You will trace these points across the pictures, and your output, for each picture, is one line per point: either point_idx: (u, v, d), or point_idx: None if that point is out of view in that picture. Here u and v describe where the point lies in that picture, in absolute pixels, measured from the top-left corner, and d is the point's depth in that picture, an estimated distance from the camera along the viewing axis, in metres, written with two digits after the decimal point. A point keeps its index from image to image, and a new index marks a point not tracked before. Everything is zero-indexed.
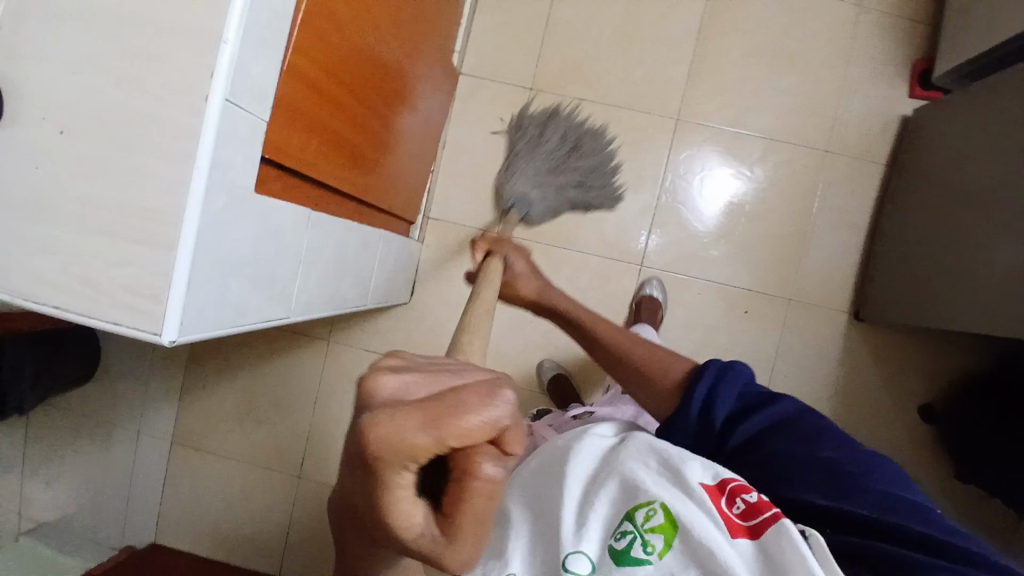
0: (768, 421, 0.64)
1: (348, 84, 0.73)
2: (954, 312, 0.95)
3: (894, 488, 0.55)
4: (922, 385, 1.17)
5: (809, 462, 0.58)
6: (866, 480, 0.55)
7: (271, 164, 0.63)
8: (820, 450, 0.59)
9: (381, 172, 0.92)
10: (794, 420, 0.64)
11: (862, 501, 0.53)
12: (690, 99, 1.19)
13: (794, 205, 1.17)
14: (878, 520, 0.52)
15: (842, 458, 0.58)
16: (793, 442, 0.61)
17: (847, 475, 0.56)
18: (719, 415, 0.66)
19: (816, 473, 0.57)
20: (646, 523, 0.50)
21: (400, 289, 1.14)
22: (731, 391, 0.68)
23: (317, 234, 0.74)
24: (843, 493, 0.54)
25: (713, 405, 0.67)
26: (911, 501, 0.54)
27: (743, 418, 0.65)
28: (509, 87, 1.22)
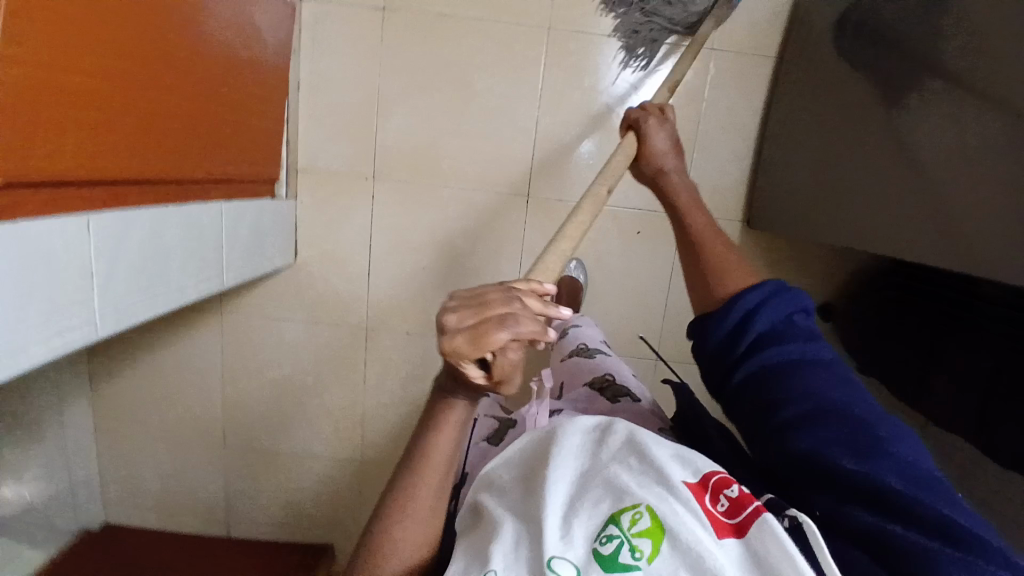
0: (805, 354, 0.58)
1: (112, 67, 0.63)
2: (844, 222, 0.92)
3: (917, 460, 0.48)
4: (821, 286, 1.16)
5: (838, 412, 0.51)
6: (894, 445, 0.48)
7: (16, 189, 0.55)
8: (856, 399, 0.52)
9: (202, 137, 0.83)
10: (837, 362, 0.57)
11: (883, 469, 0.46)
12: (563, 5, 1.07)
13: (682, 113, 1.10)
14: (900, 490, 0.45)
15: (872, 415, 0.51)
16: (831, 381, 0.54)
17: (873, 435, 0.49)
18: (759, 330, 0.61)
19: (841, 428, 0.50)
20: (632, 527, 0.41)
21: (274, 253, 1.09)
22: (777, 309, 0.63)
23: (114, 240, 0.68)
24: (864, 455, 0.47)
25: (751, 322, 0.62)
26: (939, 481, 0.47)
27: (779, 344, 0.59)
28: (361, 11, 1.08)
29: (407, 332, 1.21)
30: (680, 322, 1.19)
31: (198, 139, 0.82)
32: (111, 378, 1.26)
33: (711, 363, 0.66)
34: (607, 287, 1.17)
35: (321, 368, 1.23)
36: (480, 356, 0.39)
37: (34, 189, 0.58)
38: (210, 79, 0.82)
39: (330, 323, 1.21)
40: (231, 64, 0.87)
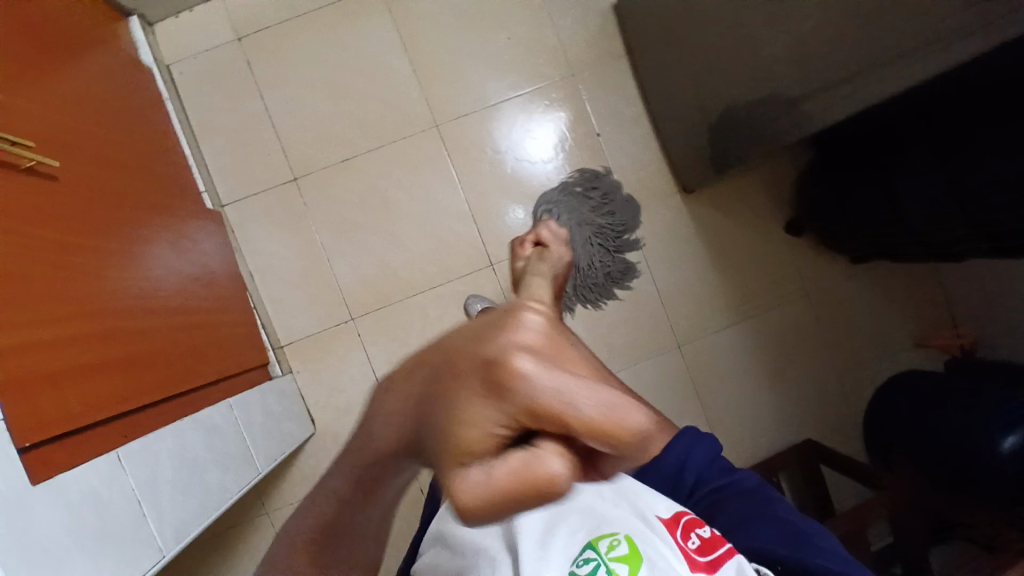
0: (733, 484, 0.68)
1: (80, 311, 0.69)
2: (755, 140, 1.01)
3: (837, 547, 0.60)
4: (774, 208, 1.22)
5: (773, 519, 0.62)
6: (816, 539, 0.60)
7: (43, 444, 0.58)
8: (783, 512, 0.64)
9: (186, 351, 0.87)
10: (757, 484, 0.68)
11: (818, 557, 0.57)
12: (435, 100, 1.18)
13: (578, 132, 1.21)
14: (835, 567, 0.56)
15: (795, 522, 0.62)
16: (756, 505, 0.65)
17: (802, 532, 0.61)
18: (691, 474, 0.68)
19: (779, 530, 0.61)
20: (610, 552, 0.53)
21: (293, 428, 1.09)
22: (702, 450, 0.71)
23: (148, 457, 0.70)
24: (799, 545, 0.59)
25: (685, 467, 0.68)
26: (858, 564, 0.58)
27: (709, 478, 0.69)
28: (273, 189, 1.17)
29: None
30: (680, 302, 1.22)
31: (184, 355, 0.86)
32: None
33: None
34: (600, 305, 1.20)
35: None
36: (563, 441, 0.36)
37: (59, 441, 0.61)
38: (172, 299, 0.88)
39: None
40: (184, 277, 0.93)
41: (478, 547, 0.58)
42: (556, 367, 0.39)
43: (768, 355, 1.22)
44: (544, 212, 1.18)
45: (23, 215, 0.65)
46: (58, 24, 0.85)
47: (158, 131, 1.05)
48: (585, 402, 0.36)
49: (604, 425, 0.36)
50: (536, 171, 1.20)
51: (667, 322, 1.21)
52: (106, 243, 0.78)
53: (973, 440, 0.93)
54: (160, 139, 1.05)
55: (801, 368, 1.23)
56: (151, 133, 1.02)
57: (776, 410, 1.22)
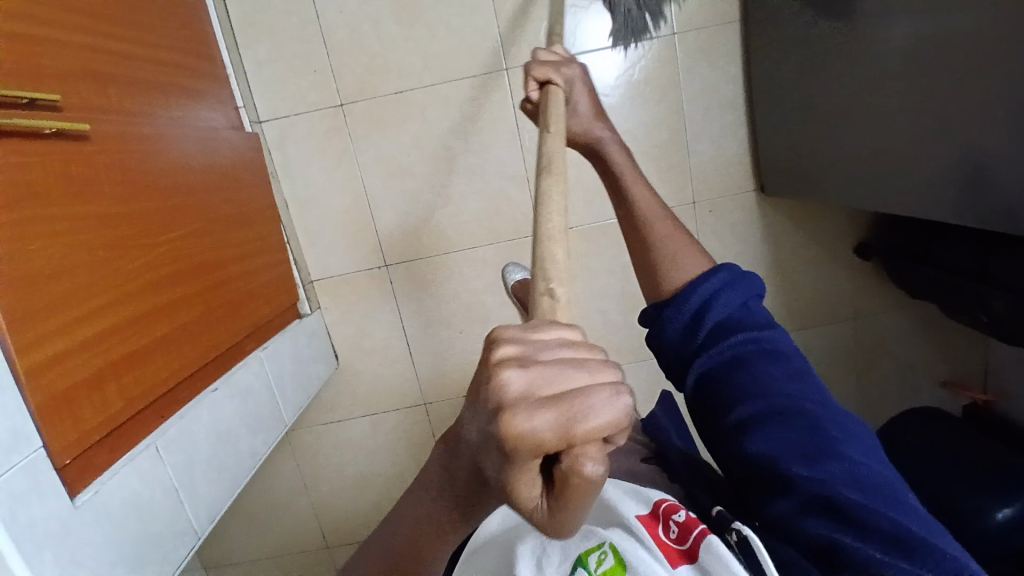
0: (758, 345, 0.57)
1: (118, 293, 0.65)
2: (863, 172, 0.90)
3: (874, 465, 0.49)
4: (850, 226, 1.13)
5: (795, 412, 0.51)
6: (847, 452, 0.48)
7: (82, 452, 0.58)
8: (815, 401, 0.52)
9: (222, 309, 0.85)
10: (792, 353, 0.57)
11: (836, 475, 0.47)
12: (510, 40, 1.04)
13: (663, 105, 1.07)
14: (859, 498, 0.45)
15: (825, 417, 0.51)
16: (787, 381, 0.54)
17: (831, 441, 0.49)
18: (712, 326, 0.60)
19: (802, 432, 0.49)
20: (599, 567, 0.53)
21: (318, 368, 1.10)
22: (732, 302, 0.61)
23: (184, 443, 0.71)
24: (817, 459, 0.48)
25: (706, 318, 0.60)
26: (885, 484, 0.47)
27: (733, 335, 0.58)
28: (318, 114, 1.07)
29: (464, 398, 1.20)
30: None
31: (220, 314, 0.84)
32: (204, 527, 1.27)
33: (665, 354, 0.63)
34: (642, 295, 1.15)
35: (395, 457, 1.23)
36: (569, 453, 0.29)
37: (98, 443, 0.61)
38: (206, 253, 0.83)
39: (389, 411, 1.20)
40: (218, 225, 0.88)
41: None
42: (542, 394, 0.29)
43: None
44: None
45: (63, 195, 0.59)
46: None
47: (192, 35, 0.93)
48: (589, 418, 0.28)
49: (610, 423, 0.28)
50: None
51: None
52: (145, 204, 0.72)
53: (965, 509, 0.93)
54: (196, 45, 0.94)
55: None
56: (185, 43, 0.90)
57: None
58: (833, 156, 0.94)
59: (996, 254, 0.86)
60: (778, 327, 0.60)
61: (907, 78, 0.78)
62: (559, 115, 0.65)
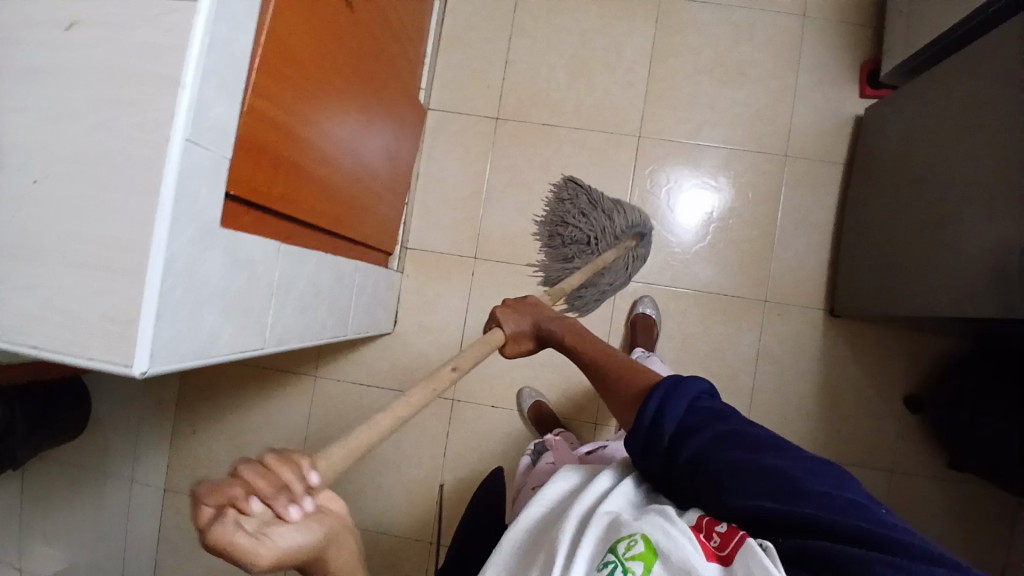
0: (710, 428, 0.61)
1: (310, 121, 0.78)
2: (929, 300, 0.97)
3: (839, 486, 0.53)
4: (906, 375, 1.18)
5: (758, 465, 0.55)
6: (808, 480, 0.53)
7: (239, 201, 0.66)
8: (775, 449, 0.57)
9: (347, 202, 0.95)
10: (743, 422, 0.62)
11: (809, 504, 0.51)
12: (651, 116, 1.24)
13: (760, 208, 1.21)
14: (823, 518, 0.50)
15: (786, 461, 0.55)
16: (749, 442, 0.58)
17: (790, 475, 0.53)
18: (669, 423, 0.63)
19: (766, 476, 0.54)
20: (627, 551, 0.49)
21: (382, 317, 1.15)
22: (681, 399, 0.64)
23: (289, 267, 0.77)
24: (786, 496, 0.52)
25: (663, 419, 0.63)
26: (854, 500, 0.51)
27: (691, 429, 0.61)
28: (475, 118, 1.26)
29: (493, 405, 1.22)
30: (765, 408, 1.19)
31: (346, 204, 0.95)
32: (195, 438, 1.26)
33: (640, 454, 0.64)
34: (690, 369, 1.21)
35: (403, 440, 1.23)
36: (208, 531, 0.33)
37: (247, 208, 0.68)
38: (361, 155, 0.97)
39: (419, 392, 1.22)
40: (376, 144, 1.02)
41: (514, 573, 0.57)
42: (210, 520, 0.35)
43: None
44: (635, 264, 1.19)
45: (314, 21, 0.74)
46: None
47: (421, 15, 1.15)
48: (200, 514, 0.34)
49: (228, 487, 0.35)
50: (702, 225, 1.22)
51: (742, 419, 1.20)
52: (347, 83, 0.87)
53: None
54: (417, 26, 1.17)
55: None
56: (416, 14, 1.12)
57: None
58: (907, 283, 1.03)
59: None
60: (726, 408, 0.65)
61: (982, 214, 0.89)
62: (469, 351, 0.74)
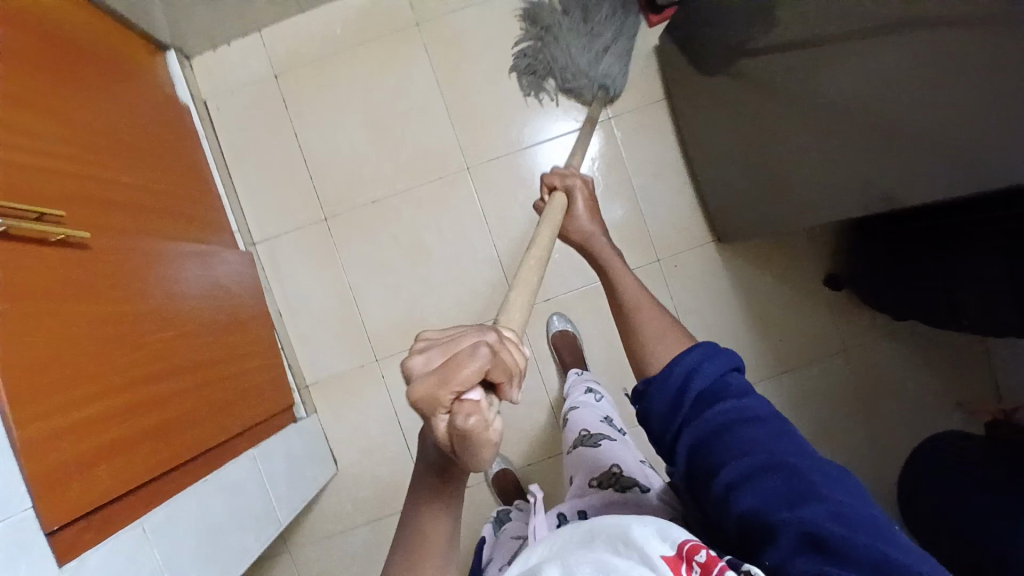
0: (736, 413, 0.60)
1: (116, 379, 0.71)
2: (795, 197, 0.94)
3: (850, 500, 0.50)
4: (814, 262, 1.19)
5: (773, 468, 0.54)
6: (820, 489, 0.51)
7: (69, 526, 0.60)
8: (792, 451, 0.56)
9: (213, 408, 0.88)
10: (771, 417, 0.60)
11: (815, 513, 0.49)
12: (470, 141, 1.19)
13: (611, 177, 1.19)
14: (834, 531, 0.47)
15: (808, 469, 0.53)
16: (769, 436, 0.57)
17: (801, 483, 0.52)
18: (694, 394, 0.63)
19: (778, 481, 0.53)
20: None
21: (317, 470, 1.10)
22: (712, 379, 0.64)
23: (167, 531, 0.71)
24: (795, 502, 0.50)
25: (687, 388, 0.64)
26: (863, 516, 0.49)
27: (717, 408, 0.61)
28: (305, 228, 1.19)
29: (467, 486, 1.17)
30: None
31: (214, 408, 0.88)
32: None
33: (660, 433, 0.65)
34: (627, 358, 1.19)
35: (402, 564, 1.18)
36: (453, 394, 0.38)
37: (85, 519, 0.62)
38: (201, 349, 0.89)
39: (390, 514, 1.16)
40: (211, 325, 0.94)
41: None
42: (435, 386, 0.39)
43: (797, 412, 1.21)
44: (609, 92, 1.14)
45: (55, 291, 0.66)
46: (78, 67, 0.87)
47: (192, 170, 1.08)
48: (463, 372, 0.38)
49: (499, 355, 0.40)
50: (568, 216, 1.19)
51: None
52: (138, 305, 0.79)
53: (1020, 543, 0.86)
54: (195, 179, 1.08)
55: (832, 428, 1.21)
56: (186, 174, 1.06)
57: None
58: (763, 193, 1.00)
59: (955, 252, 0.89)
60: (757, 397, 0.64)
61: (796, 104, 0.86)
62: (553, 216, 0.80)
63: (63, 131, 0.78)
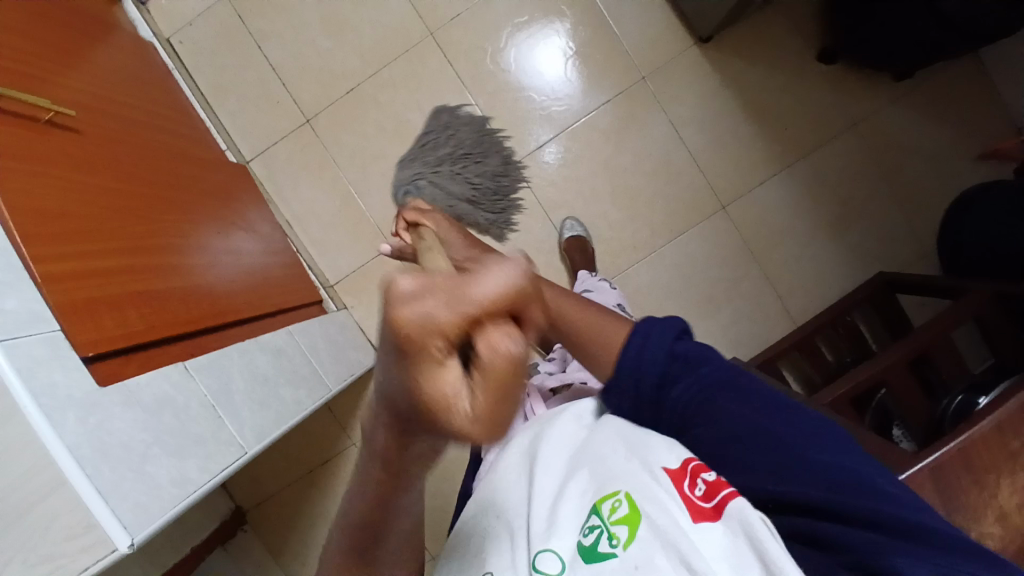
0: (701, 386, 0.56)
1: (134, 239, 0.72)
2: None
3: (833, 454, 0.51)
4: (802, 43, 1.16)
5: (749, 437, 0.53)
6: (802, 451, 0.51)
7: (110, 357, 0.62)
8: (768, 422, 0.53)
9: (245, 290, 0.90)
10: (732, 379, 0.56)
11: (804, 483, 0.50)
12: (429, 9, 1.18)
13: (576, 9, 1.17)
14: (825, 499, 0.48)
15: (785, 431, 0.52)
16: (743, 414, 0.54)
17: (785, 450, 0.51)
18: (652, 381, 0.57)
19: (757, 450, 0.52)
20: (611, 516, 0.49)
21: (357, 354, 1.12)
22: (660, 353, 0.57)
23: (212, 371, 0.73)
24: (781, 472, 0.51)
25: (649, 378, 0.57)
26: (840, 467, 0.50)
27: (677, 388, 0.57)
28: (291, 135, 1.20)
29: None
30: (716, 160, 1.17)
31: (243, 286, 0.90)
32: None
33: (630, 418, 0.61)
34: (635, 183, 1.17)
35: None
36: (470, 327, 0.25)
37: (127, 355, 0.65)
38: (216, 233, 0.91)
39: None
40: (222, 219, 0.96)
41: (504, 511, 0.57)
42: (457, 297, 0.25)
43: (820, 196, 1.18)
44: None
45: (53, 157, 0.68)
46: None
47: (171, 95, 1.09)
48: (490, 283, 0.26)
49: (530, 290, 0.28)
50: (555, 54, 1.17)
51: (704, 187, 1.17)
52: (141, 186, 0.81)
53: None
54: (175, 102, 1.10)
55: (857, 208, 1.18)
56: (165, 97, 1.07)
57: (833, 250, 1.18)
58: None
59: None
60: (711, 354, 0.58)
61: None
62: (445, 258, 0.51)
63: (42, 39, 0.80)
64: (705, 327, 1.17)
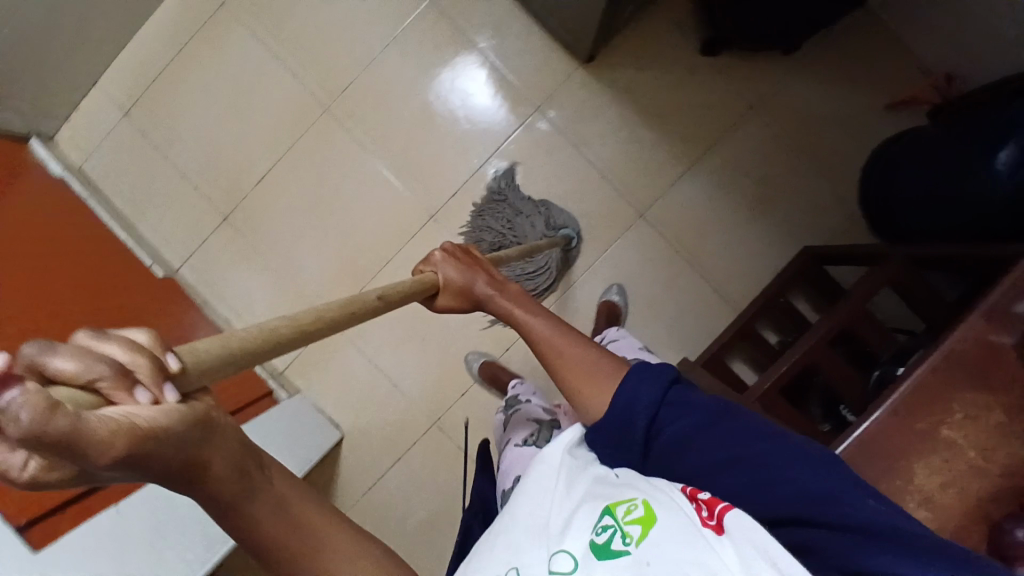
0: (685, 422, 0.54)
1: None
2: None
3: (821, 474, 0.47)
4: (685, 41, 1.18)
5: (738, 462, 0.50)
6: (791, 471, 0.48)
7: (39, 524, 0.63)
8: (754, 449, 0.50)
9: None
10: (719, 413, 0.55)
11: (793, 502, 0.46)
12: (319, 86, 1.20)
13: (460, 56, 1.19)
14: (814, 516, 0.44)
15: (769, 454, 0.49)
16: (731, 445, 0.51)
17: (772, 471, 0.48)
18: (642, 413, 0.55)
19: (744, 476, 0.49)
20: (626, 516, 0.42)
21: (318, 435, 1.13)
22: (650, 389, 0.56)
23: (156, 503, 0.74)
24: (773, 491, 0.47)
25: (633, 413, 0.55)
26: (832, 484, 0.46)
27: (665, 426, 0.55)
28: (215, 235, 1.22)
29: (464, 390, 1.20)
30: (627, 170, 1.19)
31: None
32: None
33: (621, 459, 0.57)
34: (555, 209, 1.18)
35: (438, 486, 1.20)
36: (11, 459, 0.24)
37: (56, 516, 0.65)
38: None
39: (410, 445, 1.20)
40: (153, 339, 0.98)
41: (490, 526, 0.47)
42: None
43: (736, 182, 1.19)
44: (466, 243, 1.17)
45: None
46: None
47: (88, 226, 1.12)
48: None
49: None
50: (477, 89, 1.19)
51: (621, 198, 1.19)
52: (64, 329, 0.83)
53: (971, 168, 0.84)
54: (93, 232, 1.12)
55: (776, 187, 1.19)
56: (82, 228, 1.10)
57: (760, 233, 1.19)
58: None
59: None
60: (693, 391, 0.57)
61: None
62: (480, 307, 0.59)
63: None
64: (651, 333, 1.18)
